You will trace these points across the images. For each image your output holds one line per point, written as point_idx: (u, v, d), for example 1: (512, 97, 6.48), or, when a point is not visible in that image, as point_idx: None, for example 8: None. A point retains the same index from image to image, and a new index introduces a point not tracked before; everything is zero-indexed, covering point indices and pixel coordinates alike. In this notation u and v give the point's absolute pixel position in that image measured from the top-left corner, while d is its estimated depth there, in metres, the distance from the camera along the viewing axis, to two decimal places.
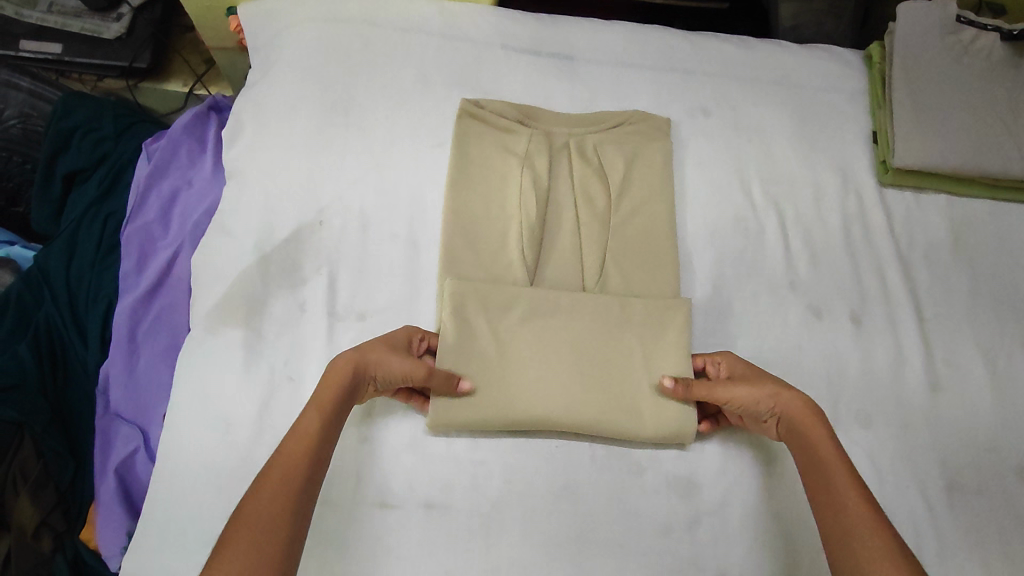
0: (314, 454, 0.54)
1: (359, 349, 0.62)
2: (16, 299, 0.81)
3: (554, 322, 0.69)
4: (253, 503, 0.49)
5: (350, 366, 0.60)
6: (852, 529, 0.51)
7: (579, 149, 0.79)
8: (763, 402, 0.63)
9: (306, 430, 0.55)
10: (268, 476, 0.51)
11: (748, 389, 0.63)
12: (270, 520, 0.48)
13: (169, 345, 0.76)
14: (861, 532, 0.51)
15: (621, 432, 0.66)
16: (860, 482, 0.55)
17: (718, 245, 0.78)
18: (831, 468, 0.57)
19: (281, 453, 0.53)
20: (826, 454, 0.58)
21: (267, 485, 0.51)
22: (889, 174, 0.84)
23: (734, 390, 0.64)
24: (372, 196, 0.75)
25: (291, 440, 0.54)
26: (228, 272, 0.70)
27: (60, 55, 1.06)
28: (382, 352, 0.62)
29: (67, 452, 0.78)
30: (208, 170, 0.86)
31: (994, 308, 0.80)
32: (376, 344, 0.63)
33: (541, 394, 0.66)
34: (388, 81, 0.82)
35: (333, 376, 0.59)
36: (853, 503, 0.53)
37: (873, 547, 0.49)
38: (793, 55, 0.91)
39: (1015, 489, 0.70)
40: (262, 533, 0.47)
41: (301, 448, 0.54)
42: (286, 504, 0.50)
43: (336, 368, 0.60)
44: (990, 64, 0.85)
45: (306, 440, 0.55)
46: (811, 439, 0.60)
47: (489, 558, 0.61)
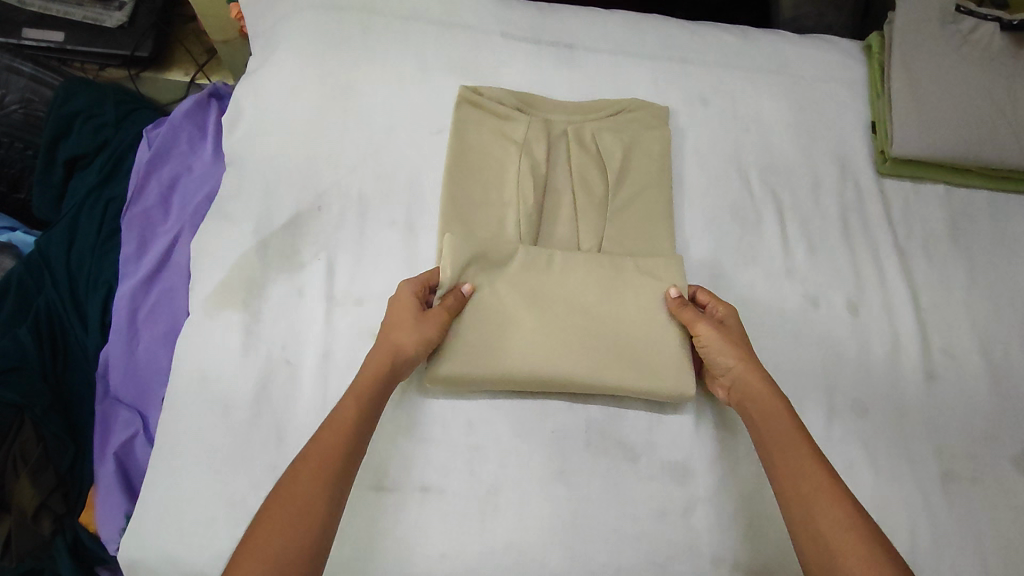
0: (354, 441, 0.55)
1: (389, 341, 0.62)
2: (17, 283, 0.82)
3: (547, 279, 0.70)
4: (291, 491, 0.51)
5: (388, 356, 0.61)
6: (813, 502, 0.53)
7: (577, 137, 0.79)
8: (727, 356, 0.65)
9: (345, 418, 0.56)
10: (307, 463, 0.53)
11: (722, 334, 0.66)
12: (307, 508, 0.50)
13: (168, 330, 0.75)
14: (825, 505, 0.52)
15: (607, 383, 0.66)
16: (820, 454, 0.56)
17: (716, 233, 0.78)
18: (788, 440, 0.57)
19: (317, 444, 0.54)
20: (785, 426, 0.58)
21: (304, 473, 0.52)
22: (888, 164, 0.84)
23: (711, 333, 0.66)
24: (371, 181, 0.76)
25: (329, 426, 0.56)
26: (228, 256, 0.71)
27: (63, 44, 1.06)
28: (410, 333, 0.62)
29: (67, 436, 0.79)
30: (208, 157, 0.86)
31: (991, 298, 0.80)
32: (404, 325, 0.63)
33: (528, 343, 0.67)
34: (388, 68, 0.82)
35: (372, 364, 0.60)
36: (813, 475, 0.54)
37: (836, 518, 0.51)
38: (792, 46, 0.91)
39: (1011, 477, 0.70)
40: (299, 520, 0.49)
41: (339, 436, 0.55)
42: (323, 491, 0.52)
43: (372, 361, 0.61)
44: (990, 54, 0.85)
45: (344, 427, 0.56)
46: (768, 408, 0.60)
47: (484, 541, 0.61)
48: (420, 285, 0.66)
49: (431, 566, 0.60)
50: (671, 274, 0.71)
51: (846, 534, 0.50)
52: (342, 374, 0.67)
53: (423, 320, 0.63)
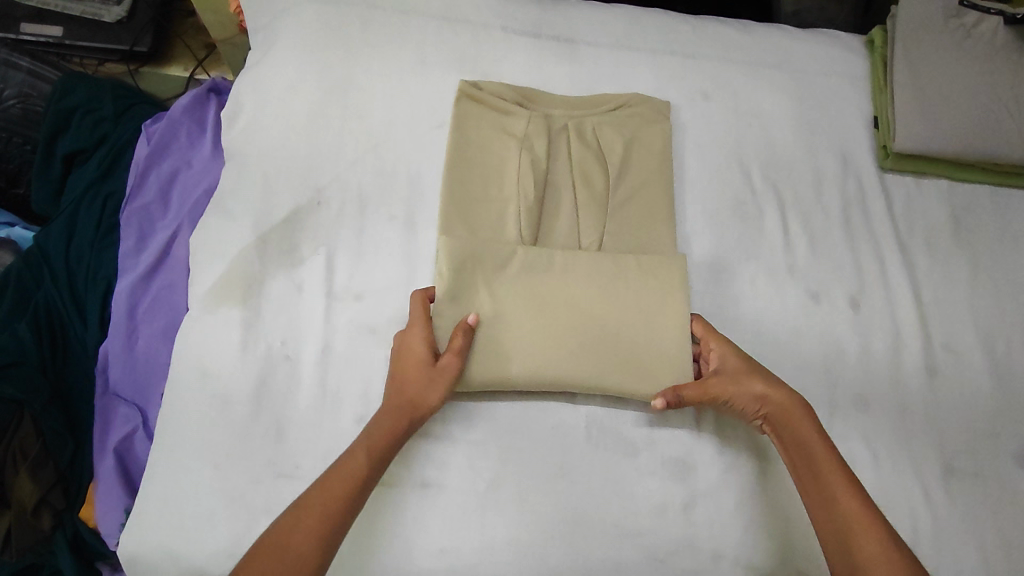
0: (356, 491, 0.55)
1: (403, 396, 0.61)
2: (16, 278, 0.82)
3: (547, 278, 0.70)
4: (283, 537, 0.52)
5: (403, 414, 0.60)
6: (851, 532, 0.55)
7: (578, 132, 0.78)
8: (750, 403, 0.63)
9: (352, 467, 0.56)
10: (308, 510, 0.53)
11: (736, 381, 0.63)
12: (298, 558, 0.51)
13: (167, 325, 0.76)
14: (861, 535, 0.54)
15: (609, 386, 0.66)
16: (856, 483, 0.58)
17: (717, 229, 0.78)
18: (824, 469, 0.59)
19: (325, 493, 0.55)
20: (821, 455, 0.60)
21: (303, 519, 0.53)
22: (889, 159, 0.84)
23: (723, 386, 0.64)
24: (370, 177, 0.75)
25: (336, 471, 0.56)
26: (226, 252, 0.71)
27: (61, 39, 1.06)
28: (421, 388, 0.61)
29: (66, 432, 0.78)
30: (207, 151, 0.86)
31: (993, 292, 0.79)
32: (414, 380, 0.61)
33: (530, 346, 0.67)
34: (387, 63, 0.81)
35: (385, 421, 0.60)
36: (851, 506, 0.56)
37: (872, 549, 0.53)
38: (794, 40, 0.91)
39: (1012, 473, 0.70)
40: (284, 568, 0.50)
41: (342, 486, 0.55)
42: (317, 542, 0.52)
43: (387, 416, 0.60)
44: (993, 48, 0.84)
45: (350, 476, 0.56)
46: (801, 436, 0.61)
47: (484, 537, 0.61)
48: (427, 326, 0.65)
49: (431, 562, 0.60)
50: (666, 268, 0.71)
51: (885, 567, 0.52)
52: (342, 370, 0.67)
53: (434, 372, 0.62)
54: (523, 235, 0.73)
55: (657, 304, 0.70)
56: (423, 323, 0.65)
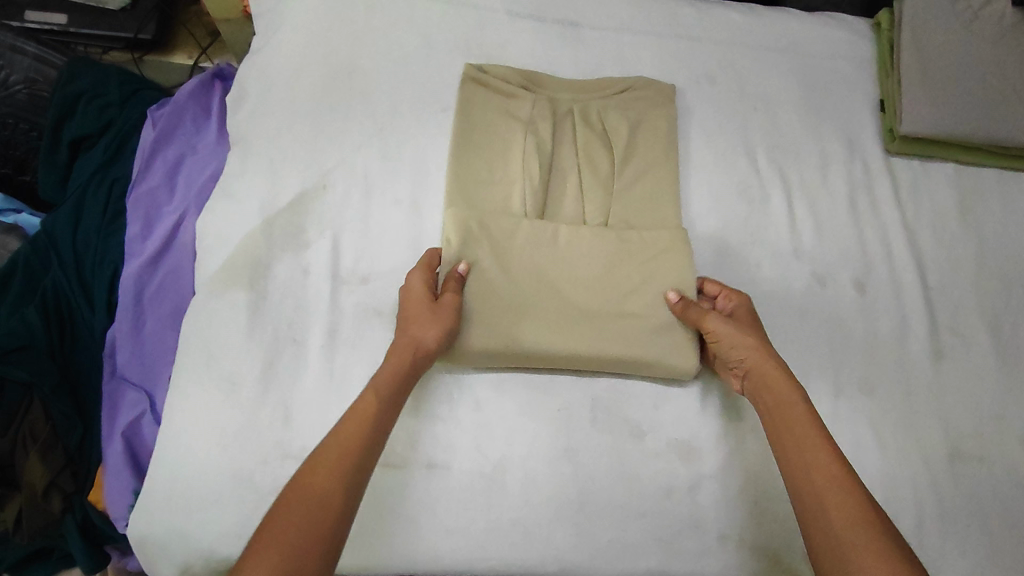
0: (370, 433, 0.54)
1: (407, 337, 0.61)
2: (24, 263, 0.82)
3: (552, 251, 0.70)
4: (313, 477, 0.50)
5: (410, 351, 0.60)
6: (822, 491, 0.52)
7: (583, 115, 0.78)
8: (739, 347, 0.63)
9: (364, 411, 0.55)
10: (327, 450, 0.52)
11: (735, 326, 0.64)
12: (323, 497, 0.49)
13: (174, 309, 0.77)
14: (831, 489, 0.51)
15: (611, 355, 0.66)
16: (831, 440, 0.55)
17: (722, 212, 0.77)
18: (800, 429, 0.56)
19: (338, 433, 0.54)
20: (798, 416, 0.57)
21: (325, 460, 0.51)
22: (896, 143, 0.84)
23: (721, 329, 0.64)
24: (375, 160, 0.75)
25: (351, 415, 0.55)
26: (233, 236, 0.71)
27: (65, 26, 1.06)
28: (420, 323, 0.62)
29: (76, 416, 0.78)
30: (212, 138, 0.87)
31: (999, 276, 0.79)
32: (418, 320, 0.62)
33: (535, 320, 0.67)
34: (391, 47, 0.81)
35: (391, 362, 0.60)
36: (821, 464, 0.53)
37: (845, 511, 0.50)
38: (799, 24, 0.91)
39: (1016, 455, 0.70)
40: (313, 506, 0.48)
41: (356, 430, 0.54)
42: (341, 481, 0.51)
43: (393, 355, 0.60)
44: (1001, 31, 0.84)
45: (363, 417, 0.55)
46: (782, 399, 0.59)
47: (490, 517, 0.62)
48: (428, 278, 0.66)
49: (436, 540, 0.61)
50: (670, 249, 0.71)
51: (851, 523, 0.49)
52: (348, 353, 0.67)
53: (435, 312, 0.63)
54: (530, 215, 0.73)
55: (658, 271, 0.70)
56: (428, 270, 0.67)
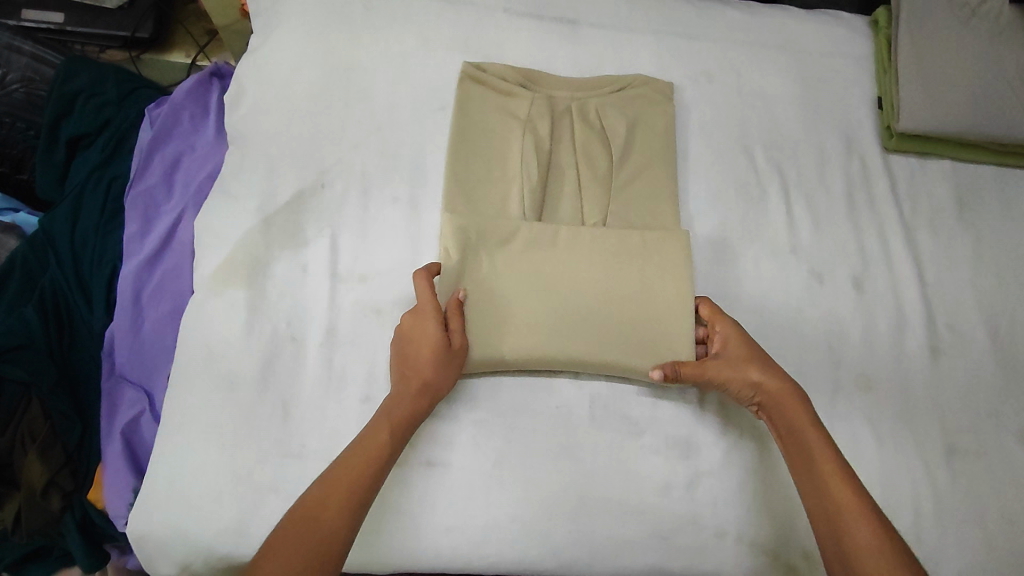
0: (380, 469, 0.55)
1: (420, 377, 0.61)
2: (22, 262, 0.82)
3: (552, 255, 0.70)
4: (317, 513, 0.52)
5: (421, 395, 0.60)
6: (840, 519, 0.53)
7: (581, 113, 0.78)
8: (743, 387, 0.62)
9: (377, 444, 0.56)
10: (336, 487, 0.53)
11: (732, 367, 0.63)
12: (324, 542, 0.51)
13: (173, 308, 0.76)
14: (848, 521, 0.52)
15: (610, 364, 0.67)
16: (849, 471, 0.56)
17: (720, 210, 0.78)
18: (819, 458, 0.57)
19: (348, 462, 0.55)
20: (811, 440, 0.58)
21: (330, 504, 0.52)
22: (893, 140, 0.84)
23: (719, 375, 0.63)
24: (374, 159, 0.75)
25: (362, 448, 0.56)
26: (231, 235, 0.71)
27: (62, 25, 1.06)
28: (433, 368, 0.61)
29: (74, 414, 0.78)
30: (210, 135, 0.86)
31: (996, 273, 0.79)
32: (430, 362, 0.61)
33: (533, 329, 0.66)
34: (389, 45, 0.81)
35: (406, 403, 0.59)
36: (844, 499, 0.54)
37: (860, 542, 0.51)
38: (797, 21, 0.91)
39: (1014, 451, 0.71)
40: (311, 551, 0.50)
41: (364, 465, 0.55)
42: (344, 523, 0.52)
43: (406, 394, 0.60)
44: (997, 28, 0.84)
45: (376, 452, 0.56)
46: (794, 423, 0.59)
47: (489, 515, 0.62)
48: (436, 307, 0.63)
49: (437, 538, 0.61)
50: (667, 249, 0.71)
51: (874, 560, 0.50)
52: (347, 352, 0.67)
53: (446, 358, 0.62)
54: (528, 213, 0.73)
55: (660, 268, 0.70)
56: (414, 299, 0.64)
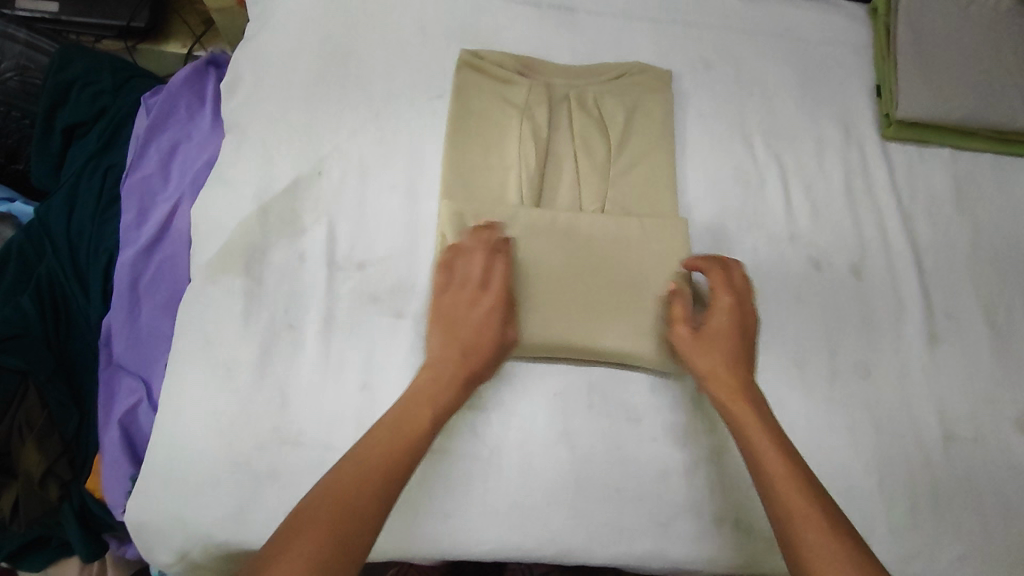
0: (417, 447, 0.54)
1: (472, 364, 0.61)
2: (18, 250, 0.82)
3: (552, 241, 0.70)
4: (357, 482, 0.49)
5: (469, 384, 0.60)
6: (794, 515, 0.50)
7: (579, 100, 0.78)
8: (699, 365, 0.63)
9: (418, 425, 0.55)
10: (375, 461, 0.51)
11: (694, 345, 0.63)
12: (360, 512, 0.48)
13: (169, 298, 0.76)
14: (805, 516, 0.50)
15: (610, 351, 0.67)
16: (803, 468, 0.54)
17: (719, 197, 0.77)
18: (764, 455, 0.55)
19: (387, 439, 0.53)
20: (756, 435, 0.57)
21: (370, 477, 0.50)
22: (892, 127, 0.83)
23: (682, 343, 0.64)
24: (371, 147, 0.75)
25: (402, 427, 0.55)
26: (228, 223, 0.71)
27: (57, 14, 1.06)
28: (490, 358, 0.62)
29: (71, 403, 0.78)
30: (207, 123, 0.85)
31: (994, 261, 0.79)
32: (487, 353, 0.62)
33: (533, 315, 0.66)
34: (386, 33, 0.81)
35: (450, 389, 0.59)
36: (792, 497, 0.51)
37: (815, 537, 0.48)
38: (796, 9, 0.91)
39: (1011, 438, 0.71)
40: (349, 520, 0.47)
41: (405, 441, 0.54)
42: (380, 497, 0.50)
43: (454, 381, 0.59)
44: (996, 15, 0.84)
45: (415, 433, 0.55)
46: (740, 419, 0.59)
47: (487, 501, 0.62)
48: (497, 297, 0.64)
49: (435, 527, 0.61)
50: (667, 236, 0.71)
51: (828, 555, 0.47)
52: (345, 339, 0.67)
53: (500, 350, 0.63)
54: (526, 201, 0.73)
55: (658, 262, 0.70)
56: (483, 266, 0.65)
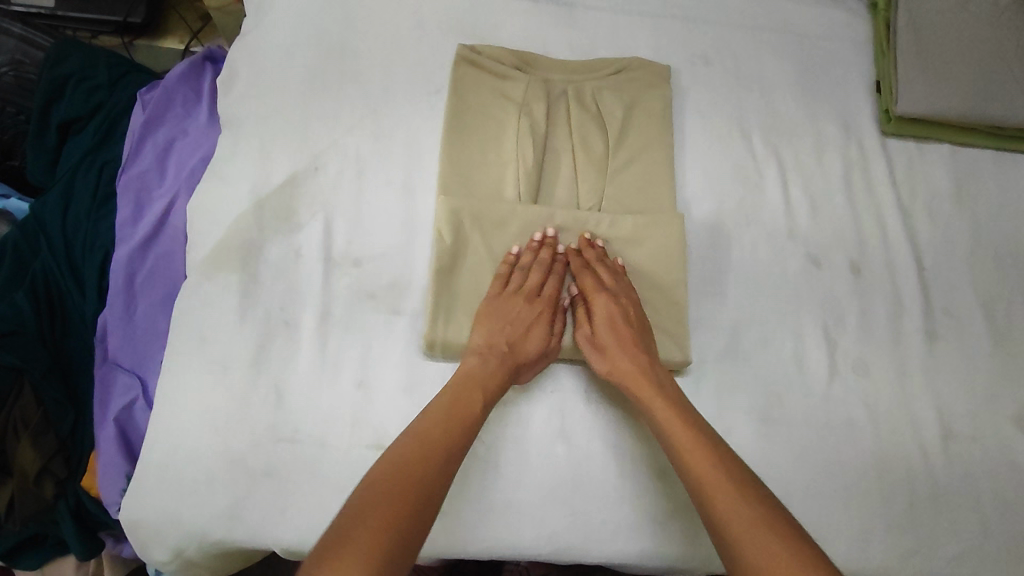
0: (467, 431, 0.57)
1: (518, 361, 0.63)
2: (13, 248, 0.81)
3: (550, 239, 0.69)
4: (417, 459, 0.52)
5: (510, 380, 0.62)
6: (702, 486, 0.53)
7: (577, 96, 0.77)
8: (601, 364, 0.64)
9: (467, 411, 0.58)
10: (432, 441, 0.54)
11: (590, 345, 0.65)
12: (423, 485, 0.50)
13: (167, 294, 0.76)
14: (715, 482, 0.53)
15: None
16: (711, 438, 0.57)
17: (717, 194, 0.77)
18: (673, 432, 0.58)
19: (441, 422, 0.56)
20: (663, 415, 0.59)
21: (431, 454, 0.53)
22: (892, 123, 0.83)
23: (580, 345, 0.65)
24: (367, 143, 0.74)
25: (454, 411, 0.57)
26: (224, 219, 0.70)
27: (53, 10, 1.05)
28: (534, 360, 0.64)
29: (66, 401, 0.78)
30: (204, 120, 0.85)
31: (994, 259, 0.79)
32: (533, 354, 0.64)
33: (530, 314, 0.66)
34: (383, 28, 0.80)
35: (497, 381, 0.61)
36: (699, 468, 0.54)
37: (726, 503, 0.51)
38: (796, 5, 0.90)
39: (1010, 436, 0.70)
40: (416, 493, 0.50)
41: (457, 424, 0.56)
42: (440, 473, 0.52)
43: (500, 374, 0.62)
44: (997, 10, 0.84)
45: (465, 417, 0.57)
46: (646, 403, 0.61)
47: (484, 499, 0.62)
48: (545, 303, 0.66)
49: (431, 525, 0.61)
50: (665, 233, 0.70)
51: (740, 516, 0.50)
52: (341, 336, 0.67)
53: (543, 354, 0.65)
54: (523, 198, 0.72)
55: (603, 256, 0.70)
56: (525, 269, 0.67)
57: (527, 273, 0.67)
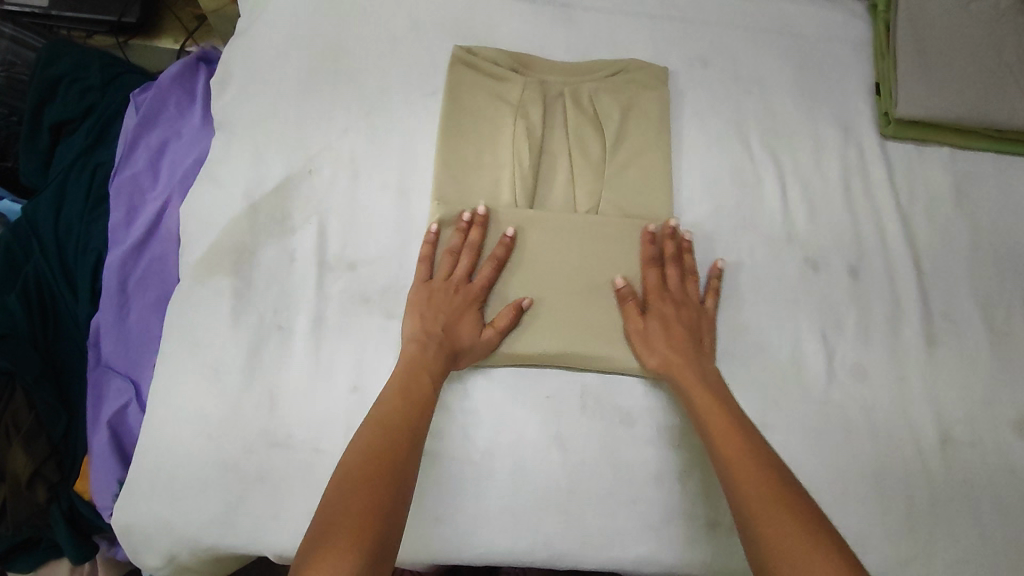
0: (421, 411, 0.57)
1: (455, 344, 0.63)
2: (5, 250, 0.81)
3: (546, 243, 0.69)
4: (375, 441, 0.52)
5: (453, 363, 0.62)
6: (731, 461, 0.55)
7: (573, 99, 0.77)
8: (655, 357, 0.64)
9: (422, 395, 0.58)
10: (392, 426, 0.54)
11: (646, 341, 0.65)
12: (390, 465, 0.51)
13: (159, 297, 0.76)
14: (741, 458, 0.54)
15: (601, 355, 0.66)
16: (741, 419, 0.59)
17: (715, 197, 0.76)
18: (708, 413, 0.59)
19: (398, 408, 0.56)
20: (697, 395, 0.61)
21: (394, 436, 0.53)
22: (891, 126, 0.82)
23: (636, 336, 0.65)
24: (362, 145, 0.74)
25: (407, 396, 0.58)
26: (217, 222, 0.70)
27: (47, 10, 1.04)
28: (474, 342, 0.63)
29: (59, 404, 0.77)
30: (196, 120, 0.84)
31: (994, 262, 0.78)
32: (469, 337, 0.63)
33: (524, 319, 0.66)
34: (379, 29, 0.80)
35: (437, 366, 0.61)
36: (728, 444, 0.56)
37: (750, 476, 0.53)
38: (795, 6, 0.89)
39: (1010, 441, 0.70)
40: (383, 474, 0.50)
41: (414, 409, 0.57)
42: (403, 451, 0.52)
43: (440, 356, 0.61)
44: (998, 12, 0.83)
45: (419, 403, 0.57)
46: (685, 385, 0.62)
47: (479, 504, 0.61)
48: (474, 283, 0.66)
49: (425, 531, 0.60)
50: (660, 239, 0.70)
51: (759, 495, 0.51)
52: (335, 340, 0.66)
53: (485, 336, 0.64)
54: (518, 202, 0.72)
55: (607, 253, 0.70)
56: (451, 252, 0.67)
57: (455, 256, 0.67)
